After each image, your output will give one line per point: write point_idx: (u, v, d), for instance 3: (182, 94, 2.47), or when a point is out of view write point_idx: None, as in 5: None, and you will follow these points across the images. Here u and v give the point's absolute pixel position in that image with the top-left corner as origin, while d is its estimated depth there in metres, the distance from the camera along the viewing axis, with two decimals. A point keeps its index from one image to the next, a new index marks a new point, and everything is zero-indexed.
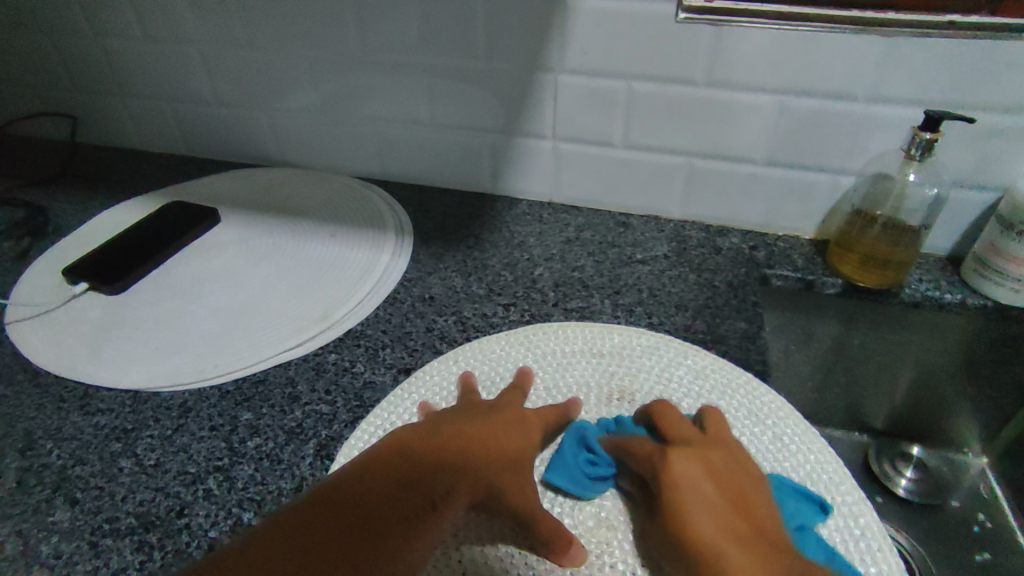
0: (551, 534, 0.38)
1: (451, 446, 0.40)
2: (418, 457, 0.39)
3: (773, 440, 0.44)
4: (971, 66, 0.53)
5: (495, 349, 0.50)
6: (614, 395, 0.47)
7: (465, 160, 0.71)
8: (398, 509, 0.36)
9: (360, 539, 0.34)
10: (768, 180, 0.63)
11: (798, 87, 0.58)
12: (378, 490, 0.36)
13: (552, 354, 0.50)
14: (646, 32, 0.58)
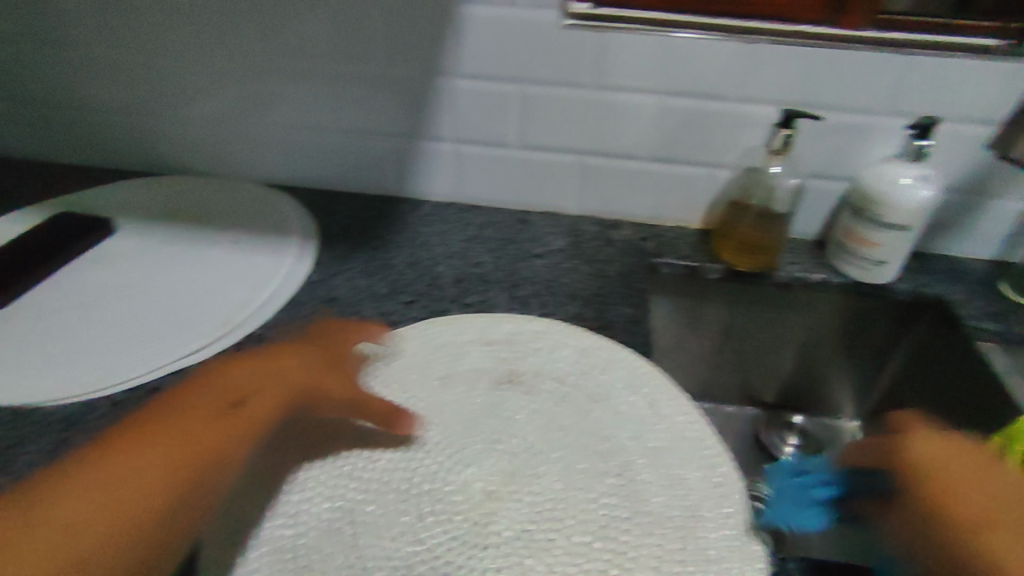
0: (381, 411, 0.45)
1: (250, 381, 0.45)
2: (213, 392, 0.44)
3: (648, 406, 0.48)
4: (822, 69, 0.59)
5: (390, 345, 0.52)
6: (504, 377, 0.50)
7: (371, 165, 0.72)
8: (202, 427, 0.41)
9: (182, 470, 0.38)
10: (655, 176, 0.68)
11: (676, 88, 0.62)
12: (187, 420, 0.41)
13: (446, 344, 0.53)
14: (531, 37, 0.61)
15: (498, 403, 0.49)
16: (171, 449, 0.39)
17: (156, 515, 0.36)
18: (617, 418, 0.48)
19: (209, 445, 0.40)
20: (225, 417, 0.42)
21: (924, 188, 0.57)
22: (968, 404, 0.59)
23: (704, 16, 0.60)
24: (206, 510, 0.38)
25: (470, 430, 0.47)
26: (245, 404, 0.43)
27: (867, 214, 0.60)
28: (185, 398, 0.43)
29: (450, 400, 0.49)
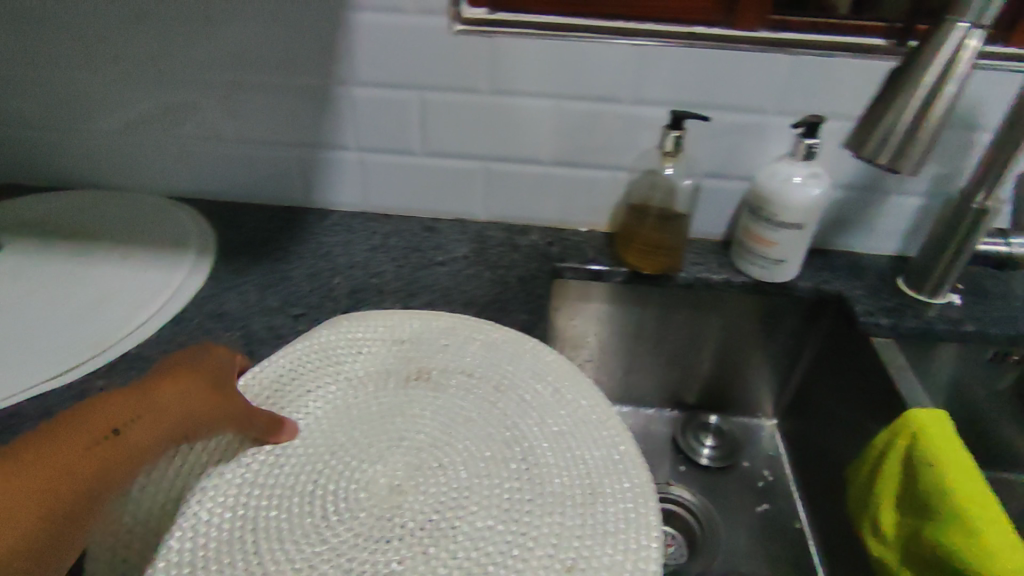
0: (260, 421, 0.42)
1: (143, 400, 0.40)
2: (73, 428, 0.37)
3: (553, 393, 0.47)
4: (710, 71, 0.59)
5: (298, 347, 0.50)
6: (412, 374, 0.49)
7: (275, 176, 0.71)
8: (66, 461, 0.36)
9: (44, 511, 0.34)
10: (558, 180, 0.67)
11: (570, 93, 0.61)
12: (53, 458, 0.35)
13: (355, 346, 0.51)
14: (423, 44, 0.60)
15: (405, 401, 0.47)
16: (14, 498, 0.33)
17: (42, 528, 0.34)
18: (523, 409, 0.46)
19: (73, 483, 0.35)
20: (100, 452, 0.37)
21: (818, 186, 0.58)
22: (869, 398, 0.59)
23: (598, 19, 0.59)
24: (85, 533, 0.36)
25: (372, 427, 0.45)
26: (137, 424, 0.39)
27: (764, 212, 0.60)
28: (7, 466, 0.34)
29: (355, 401, 0.47)
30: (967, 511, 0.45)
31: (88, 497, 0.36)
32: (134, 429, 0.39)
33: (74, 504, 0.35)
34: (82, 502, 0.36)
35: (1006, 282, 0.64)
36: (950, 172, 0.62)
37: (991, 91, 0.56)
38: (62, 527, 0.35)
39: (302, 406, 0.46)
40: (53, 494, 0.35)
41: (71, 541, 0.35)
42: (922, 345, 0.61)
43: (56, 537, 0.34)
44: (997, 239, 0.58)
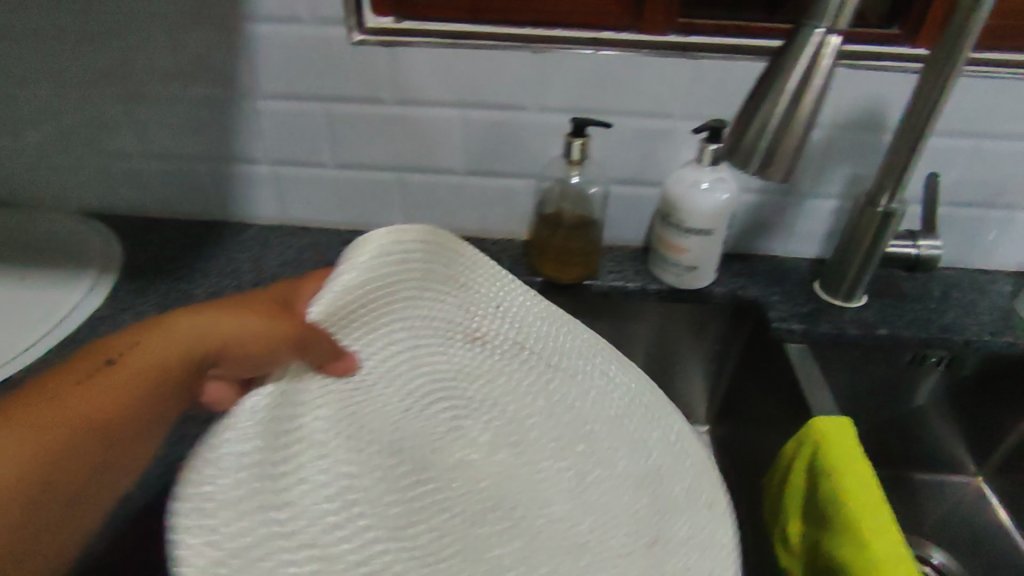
0: (315, 352, 0.41)
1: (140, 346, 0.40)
2: (77, 366, 0.39)
3: (622, 403, 0.48)
4: (615, 76, 0.58)
5: (391, 270, 0.46)
6: (471, 338, 0.49)
7: (189, 192, 0.68)
8: (73, 401, 0.37)
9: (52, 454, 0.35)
10: (473, 189, 0.66)
11: (476, 102, 0.60)
12: (63, 399, 0.37)
13: (421, 285, 0.48)
14: (323, 55, 0.58)
15: (447, 348, 0.48)
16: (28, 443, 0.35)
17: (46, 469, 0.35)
18: (558, 391, 0.48)
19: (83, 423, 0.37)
20: (98, 400, 0.37)
21: (723, 191, 0.57)
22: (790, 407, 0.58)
23: (508, 26, 0.59)
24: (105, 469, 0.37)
25: (439, 381, 0.46)
26: (131, 370, 0.39)
27: (674, 218, 0.59)
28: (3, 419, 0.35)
29: (420, 349, 0.46)
30: (857, 520, 0.45)
31: (92, 445, 0.37)
32: (127, 375, 0.39)
33: (77, 453, 0.36)
34: (94, 442, 0.37)
35: (921, 284, 0.64)
36: (862, 173, 0.61)
37: (894, 92, 0.56)
38: (75, 467, 0.36)
39: (364, 344, 0.44)
40: (53, 445, 0.35)
41: (85, 486, 0.36)
42: (835, 350, 0.61)
43: (67, 484, 0.35)
44: (905, 241, 0.58)
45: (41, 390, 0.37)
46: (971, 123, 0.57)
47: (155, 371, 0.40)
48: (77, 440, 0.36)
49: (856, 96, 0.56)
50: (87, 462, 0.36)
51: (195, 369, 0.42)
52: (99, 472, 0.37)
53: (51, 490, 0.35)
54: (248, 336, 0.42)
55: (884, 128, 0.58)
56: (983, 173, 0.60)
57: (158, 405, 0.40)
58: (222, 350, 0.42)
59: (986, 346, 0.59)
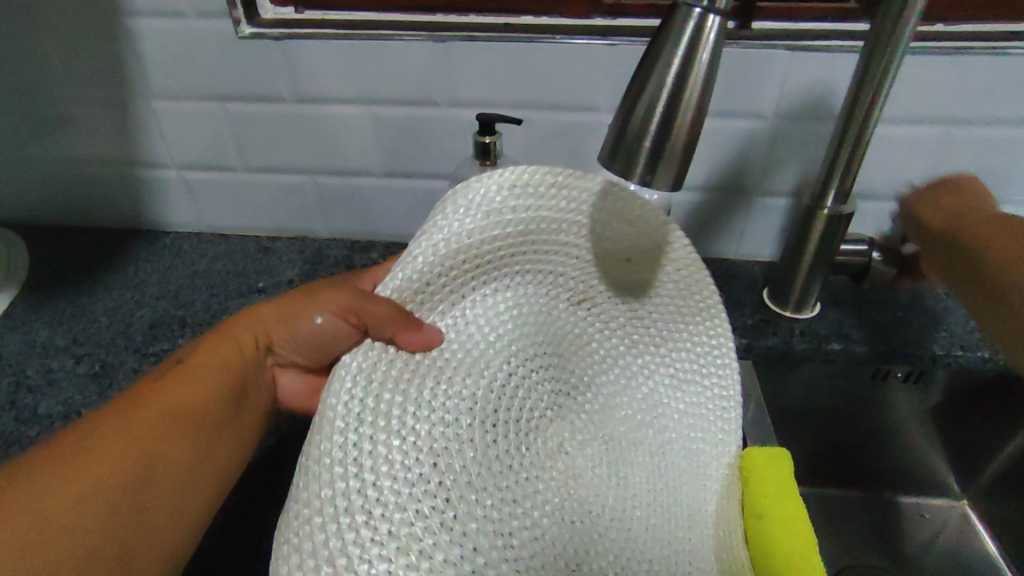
0: (384, 327, 0.35)
1: (185, 366, 0.39)
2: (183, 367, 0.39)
3: (712, 409, 0.44)
4: (529, 67, 0.52)
5: (507, 211, 0.38)
6: (579, 297, 0.42)
7: (100, 200, 0.65)
8: (202, 402, 0.37)
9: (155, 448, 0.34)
10: (392, 192, 0.61)
11: (381, 97, 0.55)
12: (177, 392, 0.37)
13: (539, 232, 0.39)
14: (213, 51, 0.54)
15: (550, 312, 0.42)
16: (139, 436, 0.34)
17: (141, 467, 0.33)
18: (646, 359, 0.44)
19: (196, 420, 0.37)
20: (190, 410, 0.37)
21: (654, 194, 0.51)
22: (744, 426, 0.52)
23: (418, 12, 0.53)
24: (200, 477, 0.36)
25: (535, 349, 0.41)
26: (196, 390, 0.38)
27: None
28: (110, 436, 0.33)
29: (525, 314, 0.40)
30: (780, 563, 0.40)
31: (195, 472, 0.36)
32: (203, 387, 0.38)
33: (184, 481, 0.35)
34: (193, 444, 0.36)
35: (887, 290, 0.58)
36: (812, 166, 0.54)
37: (840, 74, 0.49)
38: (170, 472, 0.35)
39: (459, 310, 0.39)
40: (169, 470, 0.34)
41: (176, 524, 0.35)
42: (782, 366, 0.54)
43: (175, 512, 0.35)
44: (859, 244, 0.53)
45: (128, 419, 0.34)
46: (937, 109, 0.50)
47: (226, 382, 0.39)
48: (177, 467, 0.35)
49: (802, 80, 0.50)
50: (180, 492, 0.35)
51: (243, 384, 0.41)
52: (193, 509, 0.36)
53: (168, 519, 0.34)
54: (303, 325, 0.42)
55: (831, 117, 0.51)
56: (953, 166, 0.53)
57: (228, 419, 0.39)
58: (278, 341, 0.42)
59: (957, 362, 0.52)
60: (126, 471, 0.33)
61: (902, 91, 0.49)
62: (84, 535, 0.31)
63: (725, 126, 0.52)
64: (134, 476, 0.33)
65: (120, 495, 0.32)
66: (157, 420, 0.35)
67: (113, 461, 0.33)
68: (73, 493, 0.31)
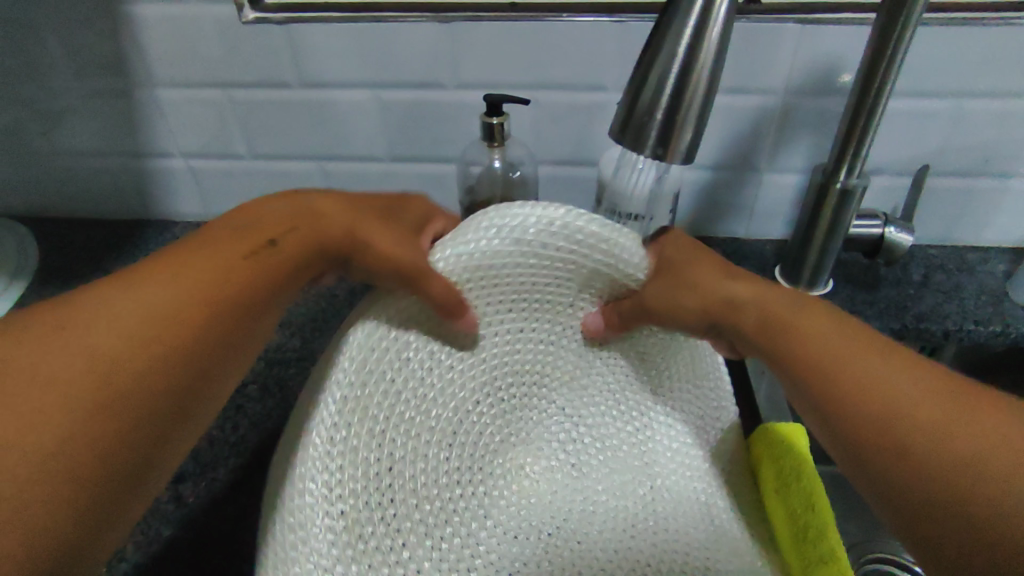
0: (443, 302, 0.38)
1: (245, 240, 0.37)
2: (253, 246, 0.37)
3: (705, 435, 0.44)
4: (536, 47, 0.51)
5: (527, 249, 0.39)
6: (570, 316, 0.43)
7: (108, 191, 0.65)
8: (259, 299, 0.37)
9: (205, 346, 0.34)
10: (399, 176, 0.61)
11: (387, 81, 0.54)
12: (240, 286, 0.36)
13: (548, 273, 0.40)
14: (218, 37, 0.53)
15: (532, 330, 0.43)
16: (192, 327, 0.34)
17: (190, 361, 0.34)
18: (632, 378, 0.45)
19: (247, 318, 0.36)
20: (245, 306, 0.36)
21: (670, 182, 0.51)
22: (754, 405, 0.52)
23: None
24: (234, 368, 0.37)
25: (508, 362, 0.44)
26: (271, 272, 0.37)
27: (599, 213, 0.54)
28: (169, 321, 0.33)
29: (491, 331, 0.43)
30: (808, 544, 0.38)
31: (230, 364, 0.36)
32: (268, 279, 0.37)
33: (220, 373, 0.36)
34: (237, 342, 0.36)
35: (899, 267, 0.57)
36: (822, 144, 0.53)
37: (851, 47, 0.48)
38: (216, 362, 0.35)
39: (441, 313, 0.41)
40: (206, 351, 0.35)
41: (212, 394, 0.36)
42: None
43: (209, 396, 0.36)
44: (872, 220, 0.52)
45: (180, 289, 0.34)
46: (950, 81, 0.49)
47: (289, 279, 0.38)
48: (222, 357, 0.36)
49: (812, 56, 0.49)
50: (212, 371, 0.35)
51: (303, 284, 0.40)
52: (216, 393, 0.36)
53: (193, 399, 0.34)
54: (393, 241, 0.39)
55: (842, 92, 0.51)
56: (969, 140, 0.52)
57: (275, 312, 0.39)
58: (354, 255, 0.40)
59: (969, 337, 0.52)
60: (175, 361, 0.33)
61: (913, 64, 0.49)
62: (116, 396, 0.31)
63: (733, 103, 0.52)
64: (173, 349, 0.33)
65: (160, 363, 0.33)
66: (210, 311, 0.35)
67: (166, 350, 0.33)
68: (119, 356, 0.32)
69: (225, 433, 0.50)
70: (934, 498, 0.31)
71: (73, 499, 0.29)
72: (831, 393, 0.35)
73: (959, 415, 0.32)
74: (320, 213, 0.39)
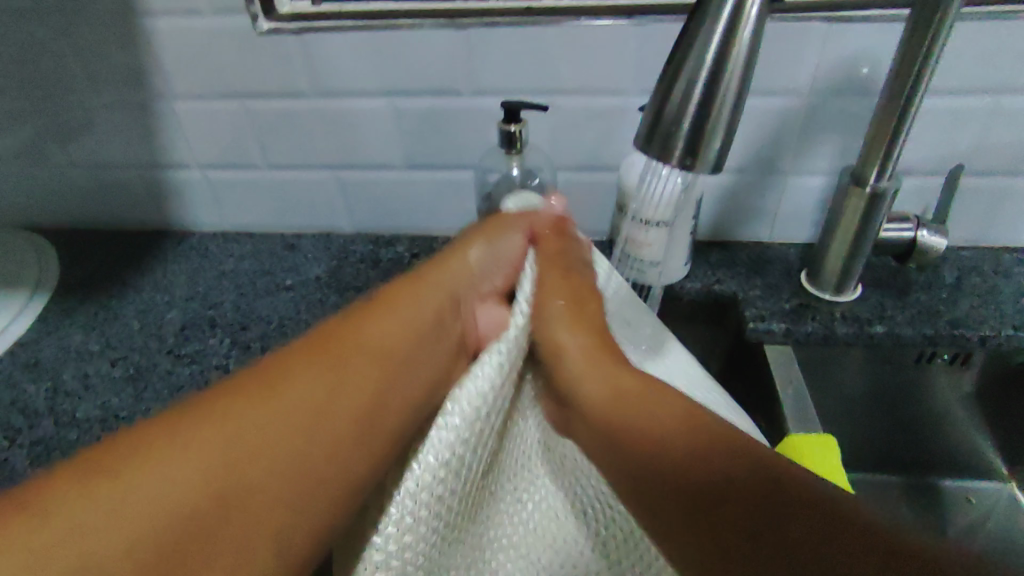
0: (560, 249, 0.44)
1: (413, 302, 0.41)
2: (367, 307, 0.40)
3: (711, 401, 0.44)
4: (553, 50, 0.50)
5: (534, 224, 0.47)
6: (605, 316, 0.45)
7: (127, 203, 0.65)
8: (388, 339, 0.38)
9: (331, 382, 0.34)
10: (415, 183, 0.60)
11: (401, 88, 0.54)
12: (370, 327, 0.38)
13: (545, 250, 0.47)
14: (231, 47, 0.53)
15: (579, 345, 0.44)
16: (318, 373, 0.34)
17: (326, 401, 0.33)
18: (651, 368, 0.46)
19: (388, 355, 0.37)
20: (373, 346, 0.37)
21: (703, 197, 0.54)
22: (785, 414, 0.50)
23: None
24: (395, 408, 0.35)
25: None
26: (392, 316, 0.39)
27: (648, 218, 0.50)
28: (297, 362, 0.34)
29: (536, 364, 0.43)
30: None
31: (379, 401, 0.35)
32: (386, 323, 0.38)
33: (368, 412, 0.34)
34: (380, 379, 0.36)
35: (930, 270, 0.56)
36: (851, 144, 0.52)
37: (880, 44, 0.47)
38: (358, 399, 0.34)
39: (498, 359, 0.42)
40: (389, 399, 0.35)
41: (374, 436, 0.34)
42: (824, 350, 0.53)
43: (336, 445, 0.32)
44: (903, 223, 0.50)
45: (308, 346, 0.36)
46: (984, 77, 0.48)
47: (421, 317, 0.40)
48: (361, 390, 0.35)
49: (838, 54, 0.47)
50: (380, 413, 0.35)
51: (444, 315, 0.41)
52: (385, 432, 0.34)
53: (369, 445, 0.33)
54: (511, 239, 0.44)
55: (870, 91, 0.49)
56: (1005, 138, 0.50)
57: (419, 351, 0.38)
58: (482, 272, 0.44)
59: (1007, 343, 0.50)
60: (307, 401, 0.33)
61: (946, 61, 0.47)
62: (252, 441, 0.30)
63: (757, 105, 0.50)
64: (359, 398, 0.34)
65: (351, 410, 0.34)
66: (333, 353, 0.36)
67: (297, 386, 0.33)
68: (272, 402, 0.32)
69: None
70: (753, 544, 0.26)
71: (271, 541, 0.29)
72: (622, 450, 0.33)
73: (678, 454, 0.31)
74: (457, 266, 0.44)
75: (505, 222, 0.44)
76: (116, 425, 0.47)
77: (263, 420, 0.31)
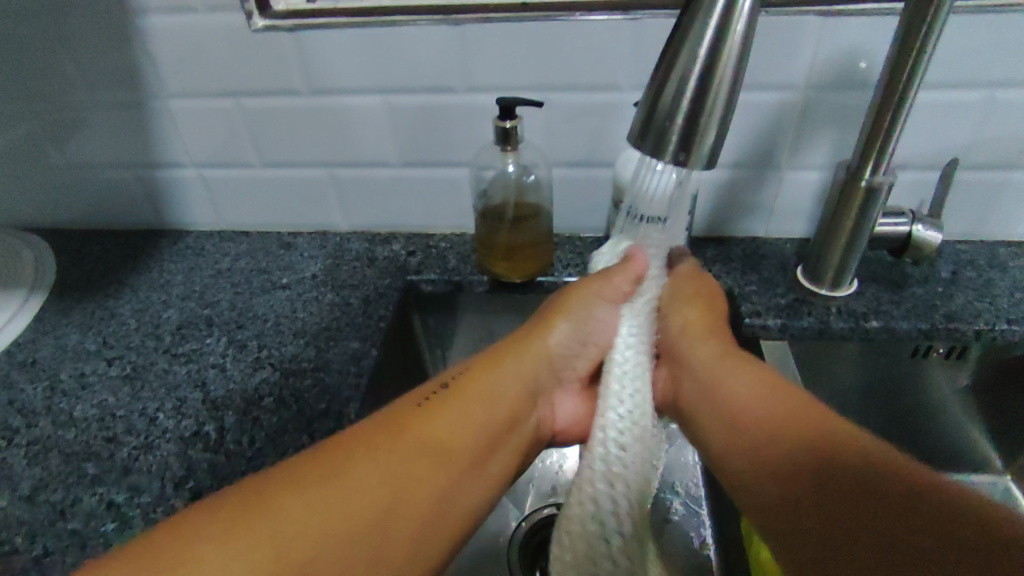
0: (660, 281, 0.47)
1: (468, 404, 0.40)
2: (447, 394, 0.40)
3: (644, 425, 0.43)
4: (548, 47, 0.50)
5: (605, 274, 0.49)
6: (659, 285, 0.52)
7: (123, 202, 0.65)
8: (467, 438, 0.38)
9: (412, 466, 0.35)
10: (411, 181, 0.60)
11: (396, 85, 0.54)
12: (452, 427, 0.38)
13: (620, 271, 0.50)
14: (225, 45, 0.53)
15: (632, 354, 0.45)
16: (408, 461, 0.35)
17: (403, 485, 0.34)
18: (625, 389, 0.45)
19: (461, 454, 0.38)
20: (450, 441, 0.38)
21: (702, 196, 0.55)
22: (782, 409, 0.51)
23: None
24: (467, 499, 0.37)
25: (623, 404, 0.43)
26: (473, 410, 0.40)
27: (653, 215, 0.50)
28: (386, 450, 0.35)
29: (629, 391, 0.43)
30: None
31: (451, 498, 0.36)
32: (473, 414, 0.40)
33: (434, 511, 0.35)
34: (455, 473, 0.37)
35: (926, 264, 0.56)
36: (846, 139, 0.52)
37: (873, 39, 0.47)
38: (438, 490, 0.36)
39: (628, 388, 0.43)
40: (453, 509, 0.36)
41: (436, 521, 0.35)
42: (819, 346, 0.53)
43: (407, 534, 0.33)
44: (899, 217, 0.50)
45: (393, 435, 0.36)
46: (978, 72, 0.48)
47: (491, 421, 0.40)
48: (432, 492, 0.35)
49: (833, 49, 0.48)
50: (449, 515, 0.36)
51: (516, 410, 0.42)
52: (451, 526, 0.36)
53: (429, 538, 0.34)
54: (601, 311, 0.47)
55: (865, 86, 0.49)
56: (1000, 132, 0.50)
57: (490, 451, 0.39)
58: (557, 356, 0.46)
59: (1002, 336, 0.50)
60: (392, 484, 0.34)
61: (941, 55, 0.47)
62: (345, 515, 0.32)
63: (753, 101, 0.50)
64: (426, 503, 0.35)
65: (423, 502, 0.35)
66: (413, 436, 0.37)
67: (373, 473, 0.34)
68: (357, 479, 0.33)
69: (242, 446, 0.44)
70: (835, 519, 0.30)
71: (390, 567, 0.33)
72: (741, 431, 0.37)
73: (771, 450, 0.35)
74: (547, 348, 0.46)
75: (589, 294, 0.47)
76: (113, 423, 0.47)
77: (347, 498, 0.32)
